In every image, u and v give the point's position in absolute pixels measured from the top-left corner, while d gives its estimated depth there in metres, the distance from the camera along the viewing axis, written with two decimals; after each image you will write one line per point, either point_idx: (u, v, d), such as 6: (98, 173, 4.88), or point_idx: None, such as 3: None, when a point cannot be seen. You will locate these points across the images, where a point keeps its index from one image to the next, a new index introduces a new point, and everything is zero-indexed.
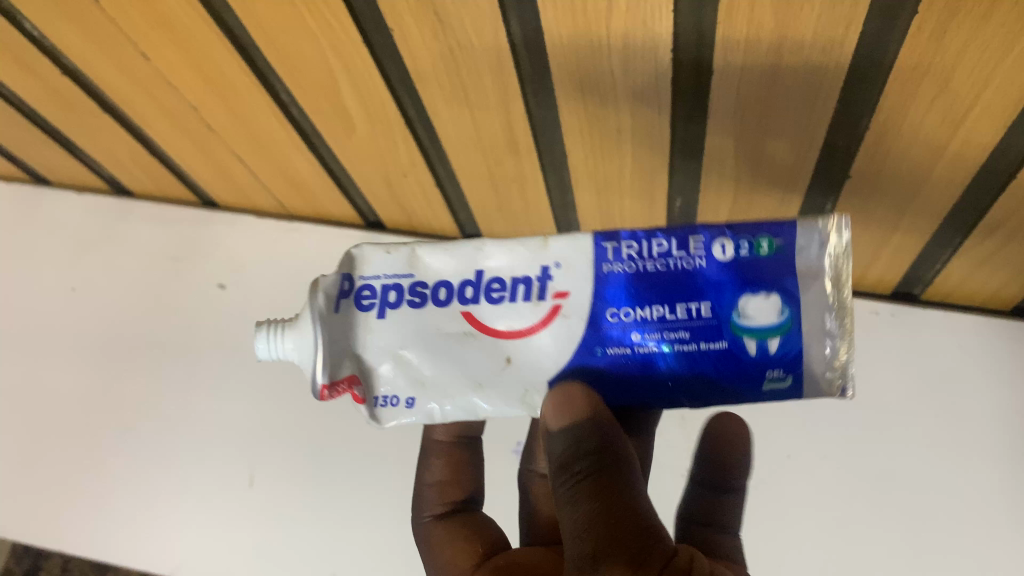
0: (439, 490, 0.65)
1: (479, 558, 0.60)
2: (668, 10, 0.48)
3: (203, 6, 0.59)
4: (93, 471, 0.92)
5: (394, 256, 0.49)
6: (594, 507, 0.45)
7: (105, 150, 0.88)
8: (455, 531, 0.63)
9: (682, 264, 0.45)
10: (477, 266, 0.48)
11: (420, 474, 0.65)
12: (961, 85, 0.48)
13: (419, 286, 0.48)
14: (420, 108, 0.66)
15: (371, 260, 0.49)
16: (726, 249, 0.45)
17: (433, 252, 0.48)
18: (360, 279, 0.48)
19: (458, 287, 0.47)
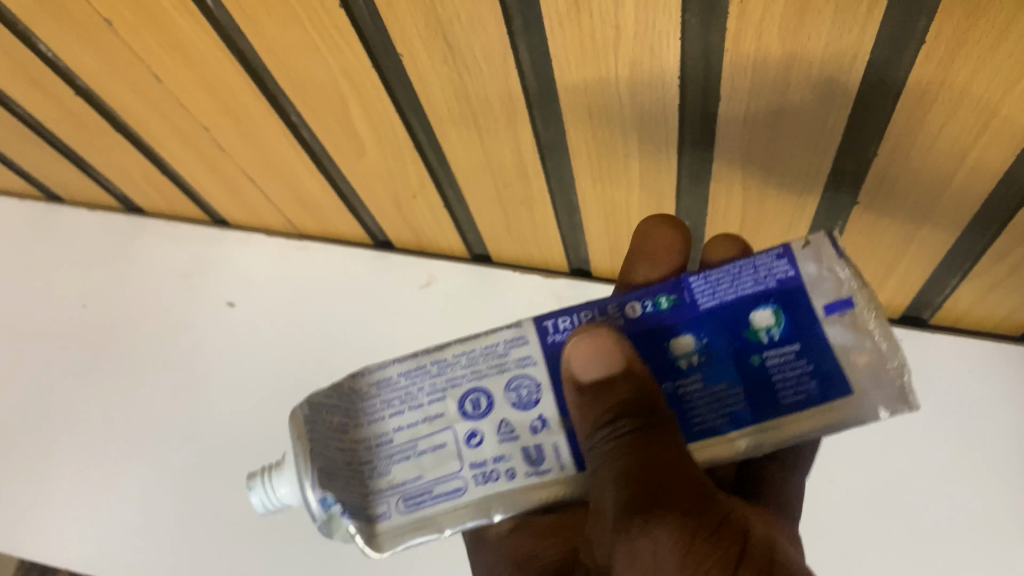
0: None
1: None
2: (675, 38, 0.48)
3: (216, 31, 0.60)
4: (100, 487, 0.93)
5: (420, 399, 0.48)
6: (633, 459, 0.43)
7: (117, 169, 0.89)
8: None
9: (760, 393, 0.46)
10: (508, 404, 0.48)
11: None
12: (968, 114, 0.48)
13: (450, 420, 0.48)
14: (430, 131, 0.67)
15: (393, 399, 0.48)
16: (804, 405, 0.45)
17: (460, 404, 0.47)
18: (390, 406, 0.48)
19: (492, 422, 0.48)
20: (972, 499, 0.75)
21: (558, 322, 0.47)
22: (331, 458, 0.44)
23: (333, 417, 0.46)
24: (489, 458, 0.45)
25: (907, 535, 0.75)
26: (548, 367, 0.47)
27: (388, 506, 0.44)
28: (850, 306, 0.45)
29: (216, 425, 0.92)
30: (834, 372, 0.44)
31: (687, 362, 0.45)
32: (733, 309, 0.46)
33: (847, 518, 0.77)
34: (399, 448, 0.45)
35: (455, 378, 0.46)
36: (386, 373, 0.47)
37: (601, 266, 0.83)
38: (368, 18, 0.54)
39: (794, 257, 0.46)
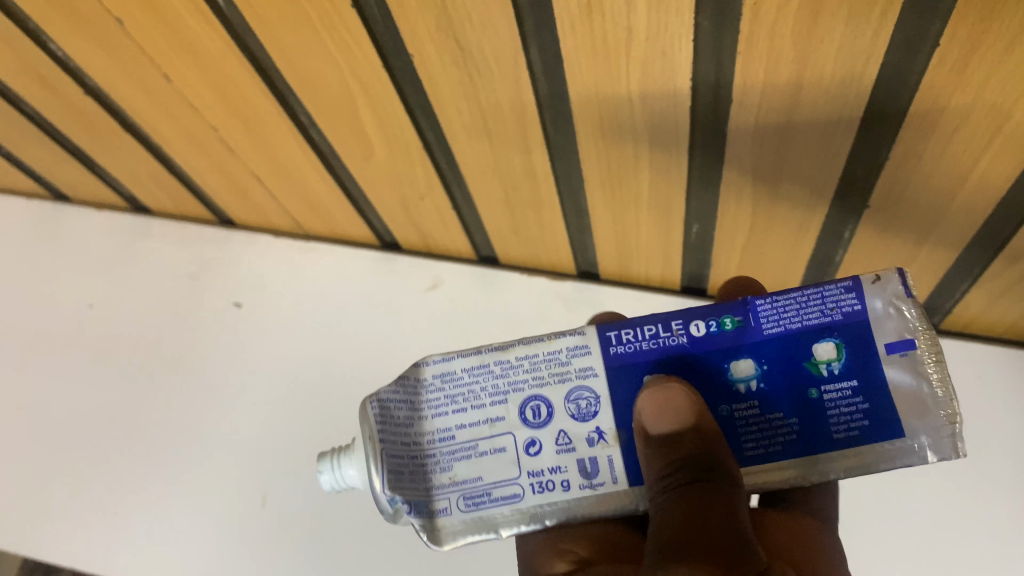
0: None
1: None
2: (687, 40, 0.48)
3: (226, 31, 0.60)
4: (104, 485, 0.93)
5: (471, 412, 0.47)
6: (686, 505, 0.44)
7: (125, 168, 0.89)
8: None
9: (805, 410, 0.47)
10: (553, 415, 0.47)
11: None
12: (981, 118, 0.48)
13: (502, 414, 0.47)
14: (439, 133, 0.67)
15: (443, 410, 0.48)
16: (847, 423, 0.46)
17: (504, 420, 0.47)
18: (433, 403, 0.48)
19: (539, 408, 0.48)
20: (980, 506, 0.75)
21: (620, 335, 0.48)
22: (399, 454, 0.46)
23: (401, 410, 0.47)
24: (547, 468, 0.47)
25: (913, 541, 0.75)
26: (609, 381, 0.47)
27: (448, 503, 0.47)
28: (913, 348, 0.46)
29: (222, 426, 0.92)
30: (885, 411, 0.46)
31: (744, 388, 0.46)
32: (796, 338, 0.46)
33: (854, 524, 0.77)
34: (461, 447, 0.47)
35: (517, 382, 0.48)
36: (450, 367, 0.48)
37: (608, 269, 0.83)
38: (379, 19, 0.54)
39: (863, 292, 0.46)
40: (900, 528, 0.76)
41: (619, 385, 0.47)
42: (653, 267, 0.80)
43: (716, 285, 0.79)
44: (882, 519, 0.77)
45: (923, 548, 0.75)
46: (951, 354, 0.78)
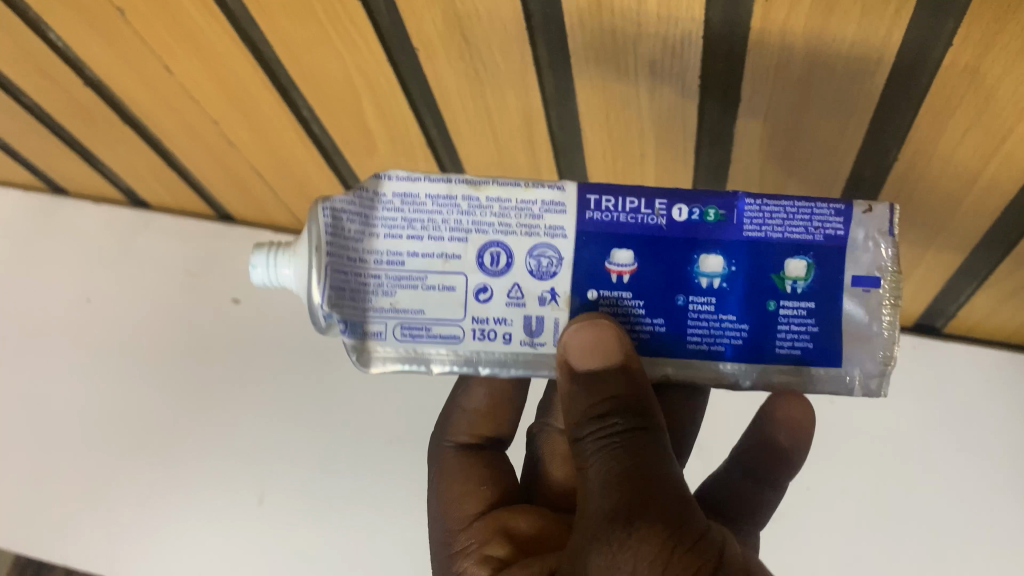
0: (471, 419, 0.65)
1: (483, 507, 0.62)
2: (698, 35, 0.47)
3: (227, 22, 0.59)
4: (100, 482, 0.92)
5: (426, 246, 0.45)
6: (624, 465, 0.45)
7: (123, 161, 0.88)
8: (469, 468, 0.64)
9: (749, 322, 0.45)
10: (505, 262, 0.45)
11: (458, 398, 0.65)
12: (994, 118, 0.47)
13: (454, 254, 0.45)
14: (443, 128, 0.66)
15: (393, 235, 0.45)
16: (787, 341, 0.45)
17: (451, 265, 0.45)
18: (382, 223, 0.45)
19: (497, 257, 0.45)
20: (979, 510, 0.75)
21: (603, 202, 0.45)
22: (347, 271, 0.45)
23: (355, 224, 0.45)
24: (492, 317, 0.45)
25: (911, 540, 0.76)
26: (577, 245, 0.45)
27: (385, 327, 0.45)
28: (877, 287, 0.45)
29: (220, 422, 0.91)
30: (832, 339, 0.45)
31: (707, 283, 0.44)
32: (771, 247, 0.45)
33: (854, 526, 0.77)
34: (407, 276, 0.45)
35: (481, 224, 0.45)
36: (415, 190, 0.45)
37: None
38: (384, 11, 0.54)
39: (851, 220, 0.44)
40: (899, 530, 0.76)
41: (588, 252, 0.45)
42: None
43: None
44: (883, 521, 0.77)
45: (921, 549, 0.75)
46: (957, 358, 0.77)
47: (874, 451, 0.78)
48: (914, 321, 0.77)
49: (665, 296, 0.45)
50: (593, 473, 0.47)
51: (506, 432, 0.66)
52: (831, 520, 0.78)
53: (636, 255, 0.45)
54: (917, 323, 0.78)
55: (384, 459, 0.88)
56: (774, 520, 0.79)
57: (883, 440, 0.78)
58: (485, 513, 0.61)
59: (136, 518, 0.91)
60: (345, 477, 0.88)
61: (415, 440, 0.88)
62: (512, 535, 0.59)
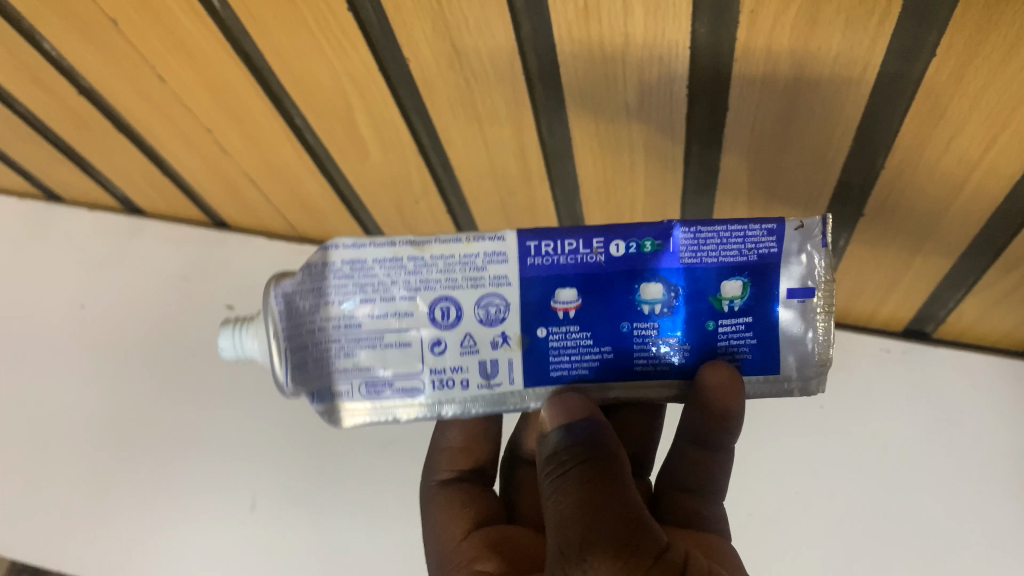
0: (450, 456, 0.66)
1: (469, 527, 0.62)
2: (685, 46, 0.48)
3: (218, 29, 0.59)
4: (94, 488, 0.92)
5: (380, 307, 0.46)
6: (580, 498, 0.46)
7: (117, 167, 0.88)
8: (453, 498, 0.64)
9: (693, 343, 0.47)
10: (456, 319, 0.46)
11: (436, 438, 0.66)
12: (978, 127, 0.48)
13: (406, 312, 0.46)
14: (434, 137, 0.66)
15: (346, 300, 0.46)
16: (729, 354, 0.47)
17: (406, 324, 0.46)
18: (333, 292, 0.46)
19: (448, 311, 0.46)
20: (970, 515, 0.75)
21: (542, 246, 0.45)
22: (308, 345, 0.47)
23: (308, 302, 0.46)
24: (448, 366, 0.46)
25: (902, 545, 0.76)
26: (523, 290, 0.46)
27: (350, 387, 0.47)
28: (811, 297, 0.46)
29: (213, 429, 0.91)
30: (770, 347, 0.47)
31: (649, 310, 0.46)
32: (707, 273, 0.45)
33: (844, 531, 0.77)
34: (365, 340, 0.46)
35: (429, 281, 0.45)
36: (361, 256, 0.45)
37: None
38: (375, 22, 0.54)
39: (782, 238, 0.45)
40: (890, 534, 0.76)
41: (534, 292, 0.46)
42: None
43: None
44: (875, 526, 0.77)
45: (911, 554, 0.75)
46: (947, 363, 0.78)
47: (865, 456, 0.79)
48: (903, 327, 0.78)
49: (611, 325, 0.46)
50: (551, 510, 0.47)
51: (486, 462, 0.67)
52: (823, 525, 0.78)
53: (579, 292, 0.46)
54: (906, 329, 0.79)
55: (376, 465, 0.88)
56: (764, 526, 0.80)
57: (873, 445, 0.79)
58: (471, 532, 0.61)
59: (129, 526, 0.91)
60: (338, 484, 0.88)
61: (407, 446, 0.88)
62: (499, 547, 0.59)
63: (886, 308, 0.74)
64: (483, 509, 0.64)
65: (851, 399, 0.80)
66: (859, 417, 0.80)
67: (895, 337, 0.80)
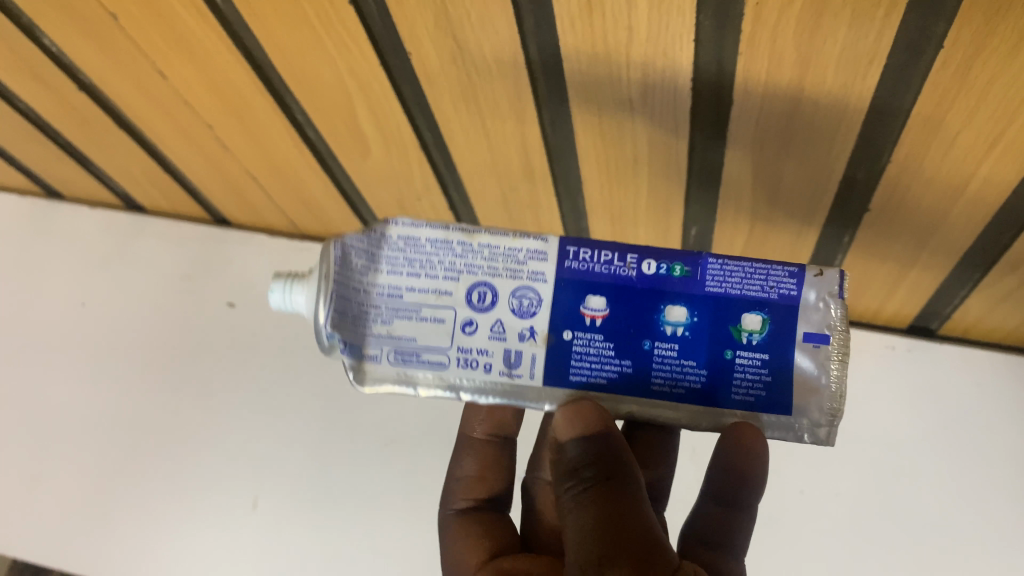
0: (466, 485, 0.64)
1: (486, 555, 0.59)
2: (689, 40, 0.47)
3: (219, 24, 0.59)
4: (95, 486, 0.92)
5: (423, 288, 0.48)
6: (599, 517, 0.46)
7: (118, 165, 0.88)
8: (470, 526, 0.62)
9: (706, 371, 0.46)
10: (491, 311, 0.47)
11: (451, 467, 0.66)
12: (985, 122, 0.47)
13: (446, 294, 0.48)
14: (437, 133, 0.66)
15: (394, 269, 0.48)
16: (742, 389, 0.46)
17: (441, 310, 0.47)
18: (383, 260, 0.48)
19: (485, 300, 0.47)
20: (976, 514, 0.74)
21: (580, 253, 0.47)
22: (351, 298, 0.48)
23: (361, 260, 0.48)
24: (476, 347, 0.47)
25: (907, 544, 0.75)
26: (557, 288, 0.47)
27: (380, 351, 0.48)
28: (826, 343, 0.46)
29: (214, 427, 0.91)
30: (784, 390, 0.46)
31: (670, 330, 0.46)
32: (730, 303, 0.46)
33: (847, 530, 0.77)
34: (404, 308, 0.48)
35: (472, 266, 0.47)
36: (416, 235, 0.48)
37: None
38: (377, 17, 0.54)
39: (803, 282, 0.46)
40: (896, 534, 0.76)
41: (566, 295, 0.47)
42: None
43: None
44: (880, 526, 0.76)
45: (916, 553, 0.75)
46: (952, 361, 0.77)
47: (869, 455, 0.78)
48: (908, 324, 0.78)
49: (632, 340, 0.46)
50: (571, 524, 0.48)
51: (501, 492, 0.65)
52: (827, 524, 0.78)
53: (608, 302, 0.47)
54: (910, 326, 0.79)
55: (378, 463, 0.87)
56: (768, 525, 0.79)
57: (877, 444, 0.78)
58: (488, 560, 0.59)
59: (129, 524, 0.90)
60: (340, 481, 0.88)
61: (409, 444, 0.88)
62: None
63: (890, 306, 0.74)
64: (498, 533, 0.61)
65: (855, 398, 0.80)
66: (864, 415, 0.79)
67: (900, 334, 0.79)
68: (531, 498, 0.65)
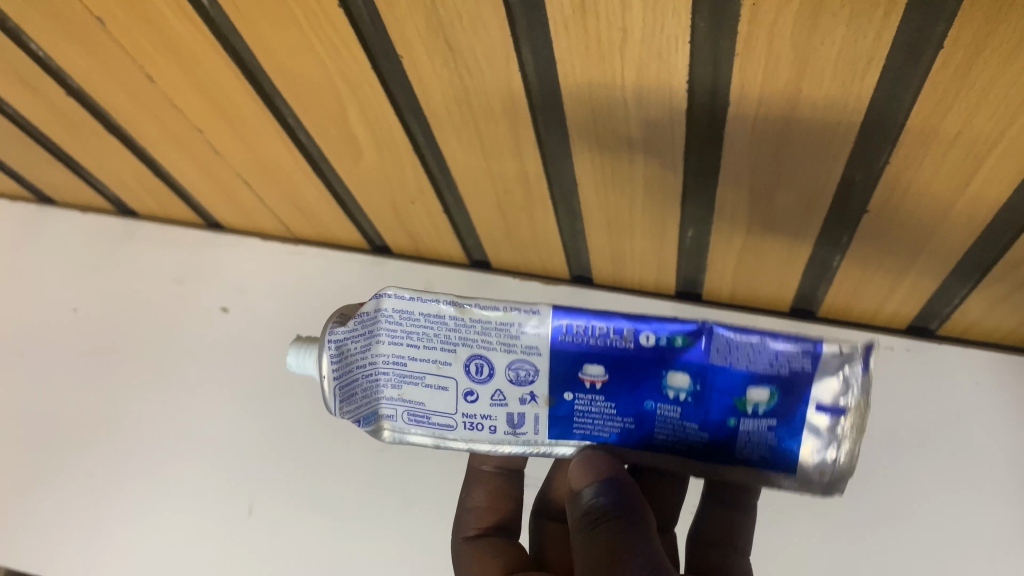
0: (478, 515, 0.63)
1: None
2: (683, 42, 0.47)
3: (206, 26, 0.58)
4: (91, 494, 0.91)
5: (427, 358, 0.48)
6: (605, 551, 0.48)
7: (110, 170, 0.87)
8: (484, 554, 0.60)
9: (708, 434, 0.46)
10: (491, 379, 0.48)
11: (461, 496, 0.64)
12: (985, 122, 0.46)
13: (447, 365, 0.48)
14: (429, 135, 0.65)
15: (395, 343, 0.48)
16: (746, 449, 0.46)
17: (443, 377, 0.48)
18: (382, 336, 0.48)
19: (486, 368, 0.47)
20: (978, 516, 0.74)
21: (579, 330, 0.46)
22: (358, 374, 0.50)
23: (362, 339, 0.49)
24: (479, 412, 0.49)
25: (909, 547, 0.75)
26: (553, 359, 0.46)
27: (395, 412, 0.50)
28: (836, 416, 0.44)
29: (210, 434, 0.90)
30: (786, 450, 0.45)
31: (673, 396, 0.45)
32: (736, 375, 0.44)
33: (848, 532, 0.77)
34: (408, 376, 0.48)
35: (466, 340, 0.47)
36: (411, 308, 0.47)
37: (602, 274, 0.82)
38: (367, 19, 0.53)
39: (816, 357, 0.43)
40: (897, 536, 0.75)
41: (562, 364, 0.46)
42: (648, 271, 0.78)
43: (712, 290, 0.79)
44: (881, 527, 0.76)
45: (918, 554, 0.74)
46: (951, 362, 0.77)
47: (869, 455, 0.77)
48: (906, 324, 0.77)
49: (634, 402, 0.46)
50: (579, 562, 0.49)
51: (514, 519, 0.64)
52: (829, 526, 0.77)
53: (607, 369, 0.46)
54: (910, 326, 0.78)
55: (374, 469, 0.86)
56: (767, 527, 0.79)
57: (878, 446, 0.78)
58: None
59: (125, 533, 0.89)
60: (336, 487, 0.86)
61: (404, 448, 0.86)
62: None
63: (889, 306, 0.73)
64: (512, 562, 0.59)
65: None
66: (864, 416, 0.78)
67: (898, 335, 0.79)
68: (541, 523, 0.64)
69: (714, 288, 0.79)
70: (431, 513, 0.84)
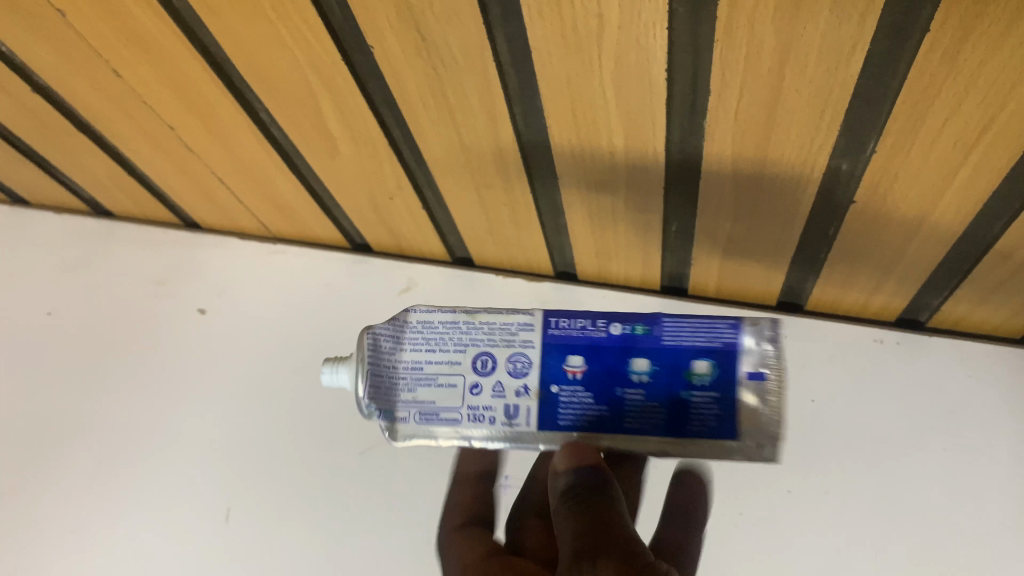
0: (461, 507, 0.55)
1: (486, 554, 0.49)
2: (662, 27, 0.45)
3: (171, 18, 0.56)
4: (65, 503, 0.87)
5: (440, 355, 0.48)
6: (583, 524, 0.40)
7: (83, 170, 0.85)
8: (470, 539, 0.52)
9: (660, 412, 0.45)
10: (495, 374, 0.47)
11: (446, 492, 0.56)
12: (974, 107, 0.45)
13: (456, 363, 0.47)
14: (405, 128, 0.63)
15: (413, 344, 0.48)
16: (698, 425, 0.44)
17: (453, 374, 0.47)
18: (399, 338, 0.48)
19: (490, 364, 0.47)
20: (970, 511, 0.71)
21: (559, 319, 0.47)
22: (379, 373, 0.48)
23: (387, 342, 0.48)
24: (482, 406, 0.47)
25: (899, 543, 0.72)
26: (543, 351, 0.47)
27: (408, 413, 0.47)
28: (763, 380, 0.44)
29: (188, 438, 0.87)
30: (731, 422, 0.44)
31: (634, 377, 0.45)
32: (681, 350, 0.45)
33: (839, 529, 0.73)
34: (424, 377, 0.48)
35: (476, 336, 0.48)
36: (432, 317, 0.49)
37: (587, 270, 0.81)
38: (336, 9, 0.51)
39: (741, 327, 0.45)
40: (887, 532, 0.72)
41: (544, 351, 0.47)
42: (633, 266, 0.77)
43: (698, 285, 0.77)
44: (873, 523, 0.73)
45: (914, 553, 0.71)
46: (942, 353, 0.75)
47: (858, 448, 0.75)
48: (898, 316, 0.75)
49: (602, 386, 0.46)
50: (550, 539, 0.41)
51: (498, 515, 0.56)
52: (818, 522, 0.74)
53: (584, 357, 0.46)
54: (900, 319, 0.76)
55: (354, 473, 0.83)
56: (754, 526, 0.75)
57: (869, 440, 0.75)
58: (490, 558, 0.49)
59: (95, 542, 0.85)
60: (318, 493, 0.83)
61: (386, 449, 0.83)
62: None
63: (878, 299, 0.71)
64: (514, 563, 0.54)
65: (842, 386, 0.77)
66: (850, 407, 0.76)
67: (889, 328, 0.77)
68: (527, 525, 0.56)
69: (700, 283, 0.77)
70: (413, 516, 0.80)
